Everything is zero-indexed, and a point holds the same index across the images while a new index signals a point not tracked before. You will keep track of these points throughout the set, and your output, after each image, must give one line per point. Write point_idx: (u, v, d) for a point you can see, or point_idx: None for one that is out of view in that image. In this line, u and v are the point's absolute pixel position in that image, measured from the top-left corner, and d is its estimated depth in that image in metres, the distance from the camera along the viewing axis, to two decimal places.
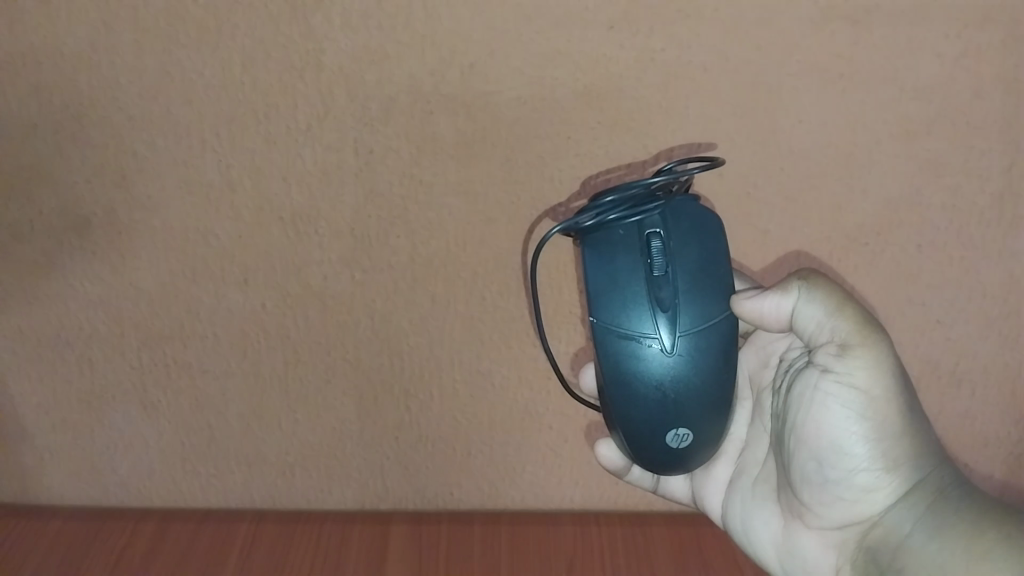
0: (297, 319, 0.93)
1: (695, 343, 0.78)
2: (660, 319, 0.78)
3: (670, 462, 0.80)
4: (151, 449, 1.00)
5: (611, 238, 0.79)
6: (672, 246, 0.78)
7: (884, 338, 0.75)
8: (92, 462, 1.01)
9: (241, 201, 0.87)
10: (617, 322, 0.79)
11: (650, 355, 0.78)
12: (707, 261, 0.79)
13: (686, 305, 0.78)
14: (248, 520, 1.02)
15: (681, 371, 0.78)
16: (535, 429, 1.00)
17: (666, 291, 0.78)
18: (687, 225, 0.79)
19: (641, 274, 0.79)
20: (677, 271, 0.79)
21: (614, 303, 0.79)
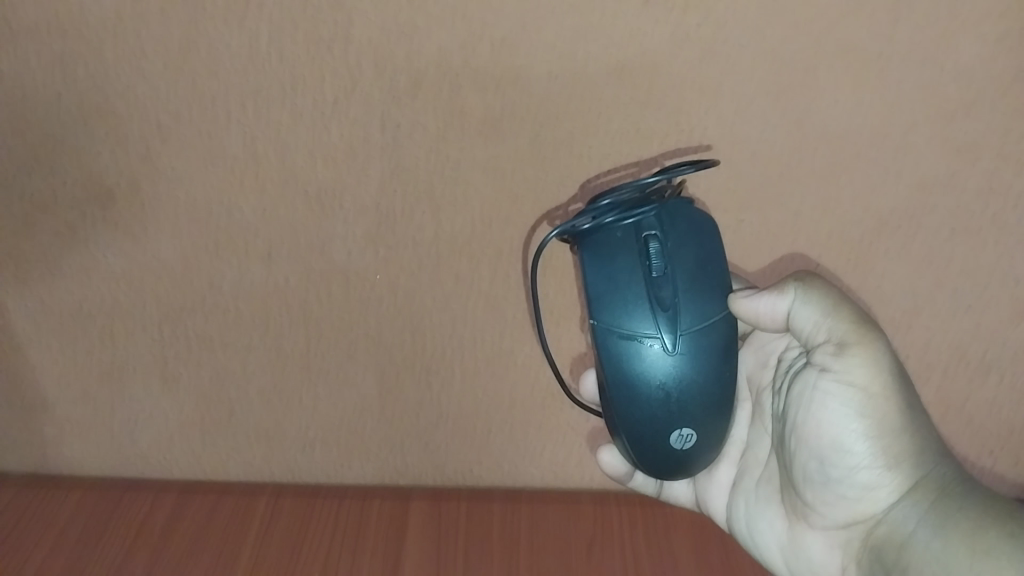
0: (320, 294, 0.92)
1: (696, 341, 0.77)
2: (661, 318, 0.76)
3: (674, 463, 0.79)
4: (172, 421, 1.00)
5: (608, 239, 0.78)
6: (670, 246, 0.77)
7: (880, 335, 0.74)
8: (113, 433, 1.01)
9: (266, 175, 0.86)
10: (618, 323, 0.77)
11: (653, 355, 0.76)
12: (703, 259, 0.78)
13: (686, 303, 0.77)
14: (268, 494, 1.02)
15: (684, 370, 0.76)
16: (557, 408, 0.99)
17: (666, 290, 0.77)
18: (683, 225, 0.78)
19: (640, 275, 0.77)
20: (676, 269, 0.77)
21: (614, 305, 0.77)
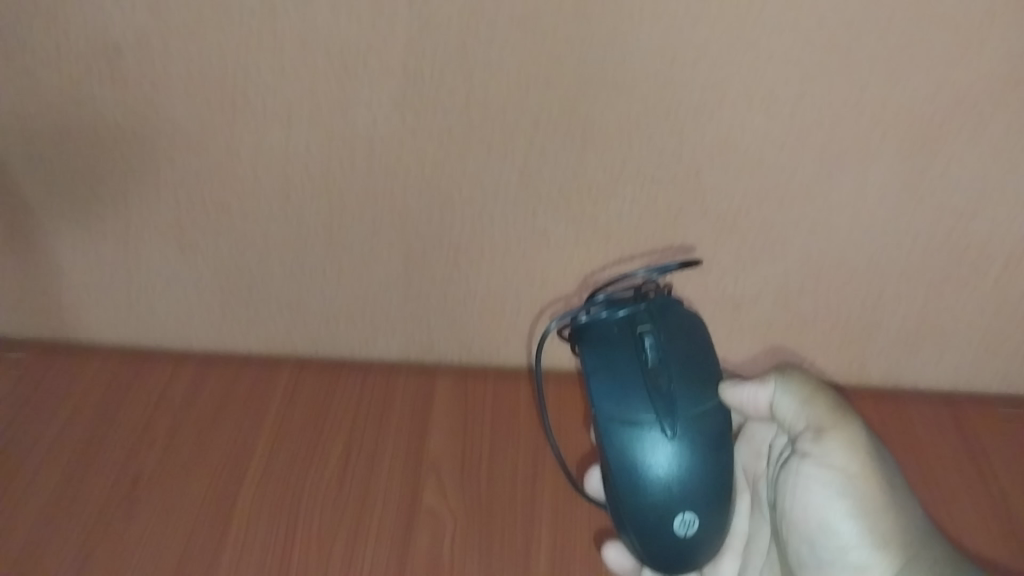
0: (342, 164, 0.87)
1: (695, 427, 0.78)
2: (659, 403, 0.78)
3: (677, 553, 0.78)
4: (190, 291, 0.97)
5: (606, 348, 0.81)
6: (663, 341, 0.80)
7: (852, 421, 0.77)
8: (130, 301, 0.99)
9: (282, 32, 0.78)
10: (618, 414, 0.79)
11: (654, 437, 0.77)
12: (694, 353, 0.81)
13: (682, 390, 0.79)
14: (290, 366, 1.03)
15: (684, 452, 0.77)
16: (590, 288, 0.95)
17: (661, 378, 0.79)
18: (673, 321, 0.82)
19: (635, 367, 0.79)
20: (671, 363, 0.79)
21: (615, 396, 0.79)
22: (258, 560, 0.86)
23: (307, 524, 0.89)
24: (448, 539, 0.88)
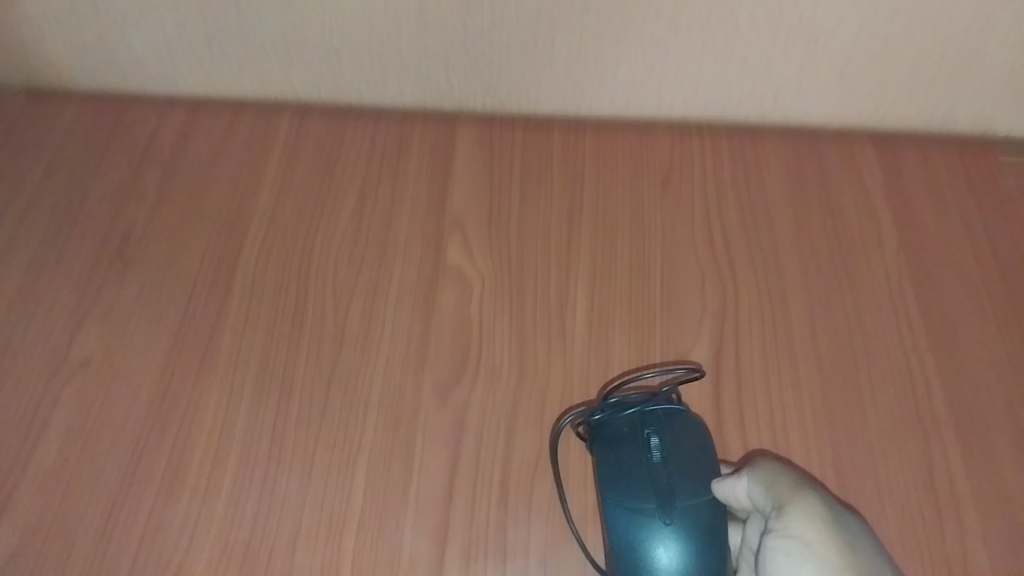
0: None
1: (693, 520, 0.62)
2: (658, 501, 0.62)
3: None
4: (167, 21, 0.84)
5: (613, 441, 0.66)
6: (670, 439, 0.65)
7: (820, 497, 0.61)
8: (101, 34, 0.86)
9: None
10: (620, 500, 0.64)
11: (652, 532, 0.62)
12: (700, 460, 0.65)
13: (684, 484, 0.63)
14: (291, 115, 0.93)
15: (682, 546, 0.61)
16: (641, 14, 0.80)
17: (661, 472, 0.63)
18: (679, 423, 0.66)
19: (639, 461, 0.64)
20: (675, 459, 0.64)
21: (616, 478, 0.64)
22: (269, 312, 0.79)
23: (322, 275, 0.81)
24: (476, 295, 0.80)
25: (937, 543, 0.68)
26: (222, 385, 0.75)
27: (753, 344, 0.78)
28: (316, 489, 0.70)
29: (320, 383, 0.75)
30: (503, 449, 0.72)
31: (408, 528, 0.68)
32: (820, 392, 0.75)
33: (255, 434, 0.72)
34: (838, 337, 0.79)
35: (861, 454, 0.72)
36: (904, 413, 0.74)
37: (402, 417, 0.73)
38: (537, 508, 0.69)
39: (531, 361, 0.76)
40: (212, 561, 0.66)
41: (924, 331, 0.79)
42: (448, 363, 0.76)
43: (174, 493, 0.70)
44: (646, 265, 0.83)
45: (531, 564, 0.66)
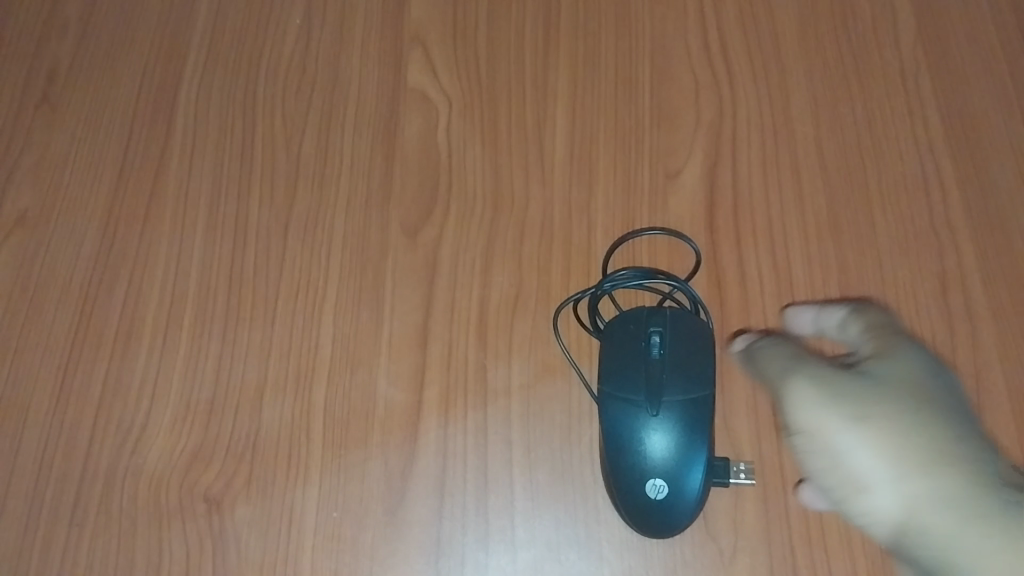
0: None
1: (678, 416, 0.55)
2: (645, 392, 0.56)
3: (642, 522, 0.56)
4: None
5: (616, 327, 0.59)
6: (675, 334, 0.58)
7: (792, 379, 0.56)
8: None
9: None
10: (609, 387, 0.57)
11: (633, 421, 0.55)
12: (703, 363, 0.57)
13: (676, 381, 0.56)
14: None
15: (662, 442, 0.55)
16: None
17: (655, 366, 0.56)
18: (688, 324, 0.59)
19: (635, 350, 0.58)
20: (676, 355, 0.57)
21: (611, 365, 0.58)
22: (215, 152, 0.72)
23: (271, 106, 0.73)
24: (442, 121, 0.72)
25: (950, 361, 0.63)
26: (171, 233, 0.69)
27: (752, 159, 0.70)
28: (280, 339, 0.64)
29: (277, 227, 0.68)
30: (480, 286, 0.66)
31: (382, 375, 0.63)
32: (826, 206, 0.68)
33: (210, 285, 0.67)
34: (846, 144, 0.71)
35: (870, 271, 0.66)
36: (918, 225, 0.68)
37: (368, 258, 0.67)
38: (519, 348, 0.64)
39: (507, 189, 0.69)
40: (175, 422, 0.62)
41: (943, 132, 0.71)
42: (415, 198, 0.69)
43: (129, 351, 0.65)
44: (632, 75, 0.74)
45: (513, 407, 0.62)
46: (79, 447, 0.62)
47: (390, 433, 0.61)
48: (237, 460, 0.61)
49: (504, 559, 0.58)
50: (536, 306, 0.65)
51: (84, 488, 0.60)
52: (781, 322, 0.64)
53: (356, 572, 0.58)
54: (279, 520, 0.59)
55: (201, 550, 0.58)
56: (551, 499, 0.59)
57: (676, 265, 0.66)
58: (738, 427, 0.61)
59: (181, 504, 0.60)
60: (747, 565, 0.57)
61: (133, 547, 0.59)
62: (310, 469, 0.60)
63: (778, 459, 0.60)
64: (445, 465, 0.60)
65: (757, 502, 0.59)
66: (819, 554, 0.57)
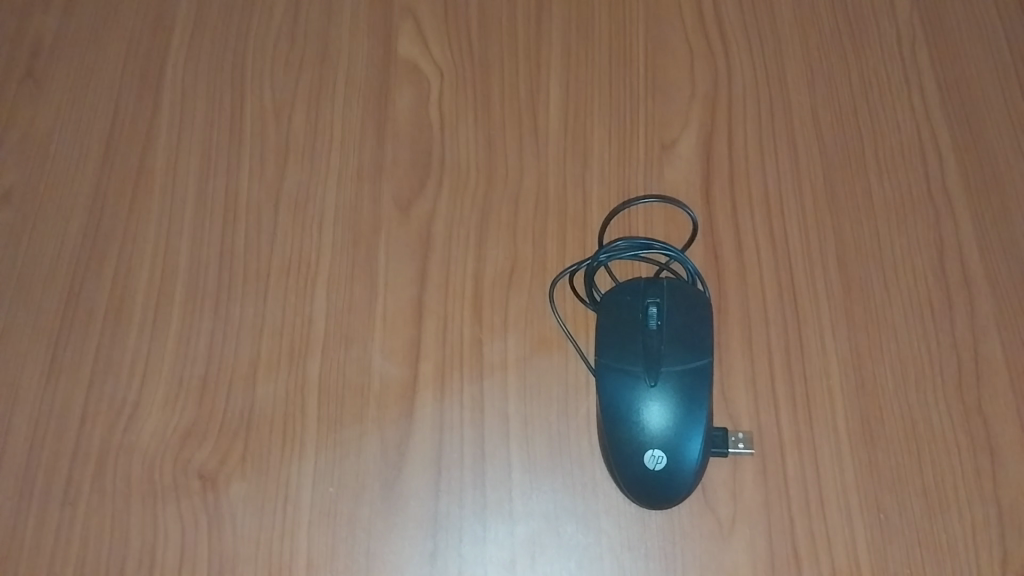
0: None
1: (676, 386, 0.55)
2: (643, 362, 0.55)
3: (640, 492, 0.55)
4: None
5: (612, 298, 0.59)
6: (673, 304, 0.57)
7: None
8: None
9: None
10: (606, 358, 0.57)
11: (631, 391, 0.55)
12: (701, 333, 0.57)
13: (673, 351, 0.55)
14: None
15: (661, 412, 0.54)
16: None
17: (653, 337, 0.56)
18: (686, 294, 0.58)
19: (633, 320, 0.57)
20: (673, 325, 0.56)
21: (608, 336, 0.58)
22: (204, 126, 0.71)
23: (260, 80, 0.72)
24: (434, 93, 0.71)
25: (948, 329, 0.62)
26: (160, 209, 0.68)
27: (747, 128, 0.70)
28: (273, 314, 0.64)
29: (268, 201, 0.68)
30: (475, 259, 0.65)
31: (376, 349, 0.62)
32: (822, 175, 0.68)
33: (201, 261, 0.66)
34: (842, 113, 0.70)
35: (867, 240, 0.65)
36: (915, 193, 0.67)
37: (361, 233, 0.66)
38: (515, 321, 0.63)
39: (501, 161, 0.68)
40: (168, 399, 0.61)
41: (940, 100, 0.71)
42: (407, 171, 0.68)
43: (120, 329, 0.64)
44: (626, 45, 0.73)
45: (510, 380, 0.61)
46: (71, 425, 0.61)
47: (386, 407, 0.61)
48: (231, 436, 0.60)
49: (502, 532, 0.58)
50: (532, 278, 0.64)
51: (76, 467, 0.60)
52: (778, 292, 0.64)
53: (353, 547, 0.57)
54: (274, 496, 0.58)
55: (196, 527, 0.58)
56: (549, 471, 0.59)
57: (672, 236, 0.65)
58: (736, 397, 0.60)
59: (175, 481, 0.59)
60: (746, 535, 0.57)
61: (127, 525, 0.58)
62: (305, 445, 0.60)
63: (776, 429, 0.60)
64: (442, 439, 0.60)
65: (756, 472, 0.58)
66: (817, 523, 0.57)
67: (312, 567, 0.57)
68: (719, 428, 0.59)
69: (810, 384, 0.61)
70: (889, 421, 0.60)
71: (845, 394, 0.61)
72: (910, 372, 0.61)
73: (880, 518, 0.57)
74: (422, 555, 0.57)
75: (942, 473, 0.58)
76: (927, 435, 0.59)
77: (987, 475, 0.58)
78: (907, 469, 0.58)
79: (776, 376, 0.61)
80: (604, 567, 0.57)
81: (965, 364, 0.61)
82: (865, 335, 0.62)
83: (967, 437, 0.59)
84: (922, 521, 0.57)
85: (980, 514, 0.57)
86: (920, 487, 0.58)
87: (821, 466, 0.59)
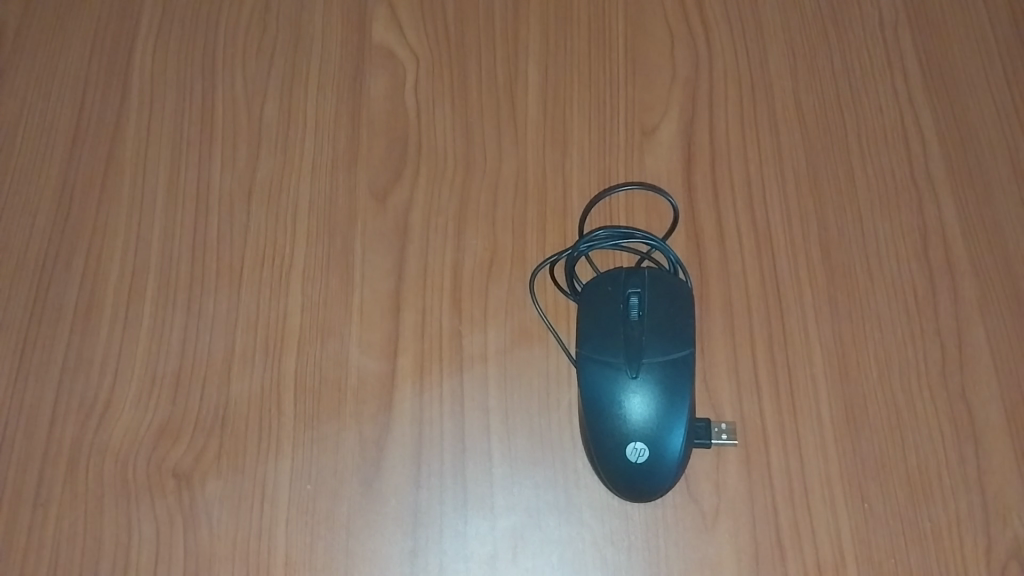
0: None
1: (658, 378, 0.54)
2: (625, 354, 0.54)
3: (622, 485, 0.55)
4: None
5: (593, 288, 0.58)
6: (655, 295, 0.56)
7: None
8: None
9: None
10: (587, 350, 0.56)
11: (613, 384, 0.54)
12: (683, 324, 0.56)
13: (655, 343, 0.55)
14: None
15: (642, 404, 0.53)
16: None
17: (634, 328, 0.55)
18: (668, 285, 0.57)
19: (614, 311, 0.56)
20: (655, 317, 0.55)
21: (589, 327, 0.56)
22: (174, 116, 0.69)
23: (231, 68, 0.70)
24: (410, 80, 0.70)
25: (932, 316, 0.62)
26: (130, 201, 0.66)
27: (729, 114, 0.69)
28: (247, 309, 0.62)
29: (241, 193, 0.66)
30: (453, 250, 0.64)
31: (353, 343, 0.61)
32: (805, 160, 0.67)
33: (173, 254, 0.64)
34: (824, 97, 0.69)
35: (850, 226, 0.65)
36: (898, 178, 0.66)
37: (336, 224, 0.65)
38: (494, 312, 0.62)
39: (479, 149, 0.67)
40: (141, 396, 0.60)
41: (922, 83, 0.70)
42: (383, 160, 0.67)
43: (90, 325, 0.62)
44: (605, 29, 0.72)
45: (490, 372, 0.60)
46: (41, 425, 0.59)
47: (364, 402, 0.60)
48: (206, 434, 0.59)
49: (483, 527, 0.57)
50: (512, 268, 0.63)
51: (47, 468, 0.58)
52: (761, 280, 0.63)
53: (331, 544, 0.56)
54: (251, 494, 0.57)
55: (171, 527, 0.57)
56: (530, 464, 0.58)
57: (653, 224, 0.64)
58: (719, 388, 0.60)
59: (149, 480, 0.58)
60: (730, 526, 0.56)
61: (100, 526, 0.57)
62: (281, 441, 0.59)
63: (759, 419, 0.59)
64: (421, 434, 0.59)
65: (739, 463, 0.58)
66: (802, 513, 0.57)
67: (290, 566, 0.56)
68: (702, 419, 0.58)
69: (793, 373, 0.60)
70: (874, 410, 0.59)
71: (829, 382, 0.60)
72: (894, 360, 0.61)
73: (864, 508, 0.57)
74: (402, 551, 0.56)
75: (926, 461, 0.58)
76: (911, 423, 0.59)
77: (971, 462, 0.58)
78: (891, 458, 0.58)
79: (759, 365, 0.60)
80: (587, 560, 0.56)
81: (949, 351, 0.61)
82: (848, 322, 0.62)
83: (951, 425, 0.59)
84: (906, 510, 0.57)
85: (965, 502, 0.57)
86: (904, 476, 0.57)
87: (805, 456, 0.58)
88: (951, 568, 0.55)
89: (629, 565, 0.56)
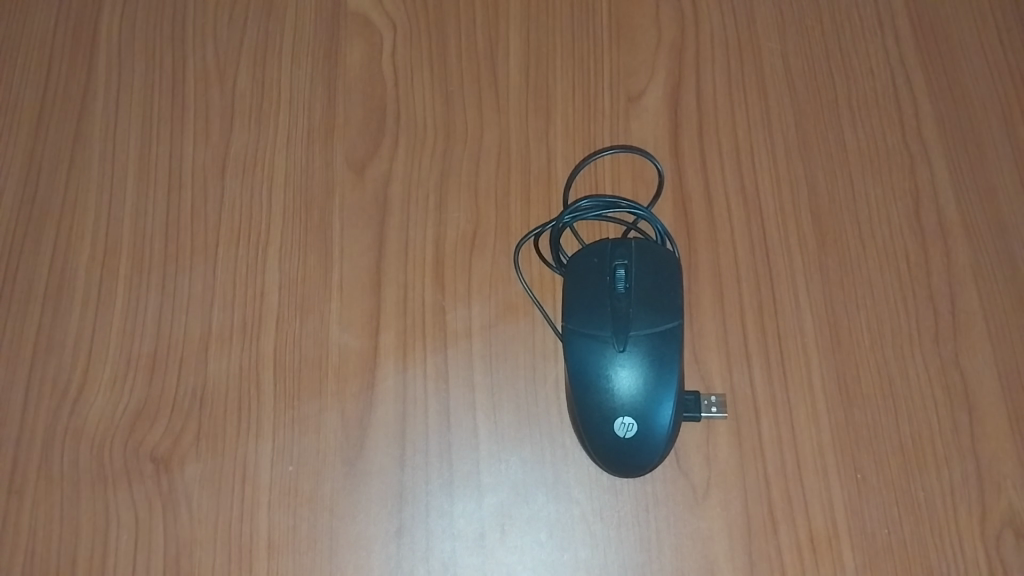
0: None
1: (645, 352, 0.52)
2: (612, 328, 0.53)
3: (609, 460, 0.53)
4: None
5: (579, 260, 0.56)
6: (642, 267, 0.55)
7: None
8: None
9: None
10: (573, 324, 0.54)
11: (600, 358, 0.53)
12: (672, 296, 0.54)
13: (642, 316, 0.53)
14: None
15: (630, 379, 0.52)
16: None
17: (621, 302, 0.53)
18: (657, 256, 0.55)
19: (601, 284, 0.54)
20: (643, 290, 0.54)
21: (576, 301, 0.55)
22: (143, 89, 0.67)
23: (201, 38, 0.68)
24: (387, 48, 0.67)
25: (924, 282, 0.61)
26: (100, 177, 0.64)
27: (716, 78, 0.67)
28: (223, 287, 0.61)
29: (214, 168, 0.64)
30: (434, 224, 0.62)
31: (333, 320, 0.60)
32: (794, 124, 0.65)
33: (145, 232, 0.62)
34: (814, 59, 0.67)
35: (841, 191, 0.63)
36: (890, 141, 0.65)
37: (313, 198, 0.63)
38: (478, 287, 0.60)
39: (460, 118, 0.65)
40: (116, 379, 0.58)
41: (914, 43, 0.68)
42: (360, 131, 0.65)
43: (61, 306, 0.60)
44: None
45: (474, 348, 0.59)
46: (13, 410, 0.58)
47: (346, 381, 0.58)
48: (184, 416, 0.57)
49: (470, 505, 0.56)
50: (495, 241, 0.61)
51: (21, 455, 0.57)
52: (750, 250, 0.61)
53: (316, 526, 0.55)
54: (231, 477, 0.56)
55: (150, 512, 0.55)
56: (516, 441, 0.57)
57: (639, 192, 0.62)
58: (708, 359, 0.58)
59: (126, 465, 0.56)
60: (720, 500, 0.55)
61: (78, 512, 0.55)
62: (262, 423, 0.57)
63: (749, 390, 0.58)
64: (406, 412, 0.57)
65: (729, 436, 0.57)
66: (793, 485, 0.56)
67: (273, 549, 0.54)
68: (691, 392, 0.56)
69: (785, 344, 0.59)
70: (866, 379, 0.58)
71: (820, 352, 0.59)
72: (886, 327, 0.59)
73: (857, 479, 0.56)
74: (388, 531, 0.55)
75: (919, 431, 0.57)
76: (905, 393, 0.58)
77: (964, 430, 0.57)
78: (885, 428, 0.57)
79: (749, 337, 0.59)
80: (576, 537, 0.55)
81: (943, 318, 0.60)
82: (840, 291, 0.60)
83: (945, 393, 0.58)
84: (901, 480, 0.56)
85: (959, 471, 0.56)
86: (898, 445, 0.56)
87: (797, 427, 0.57)
88: (945, 538, 0.54)
89: (618, 540, 0.55)
